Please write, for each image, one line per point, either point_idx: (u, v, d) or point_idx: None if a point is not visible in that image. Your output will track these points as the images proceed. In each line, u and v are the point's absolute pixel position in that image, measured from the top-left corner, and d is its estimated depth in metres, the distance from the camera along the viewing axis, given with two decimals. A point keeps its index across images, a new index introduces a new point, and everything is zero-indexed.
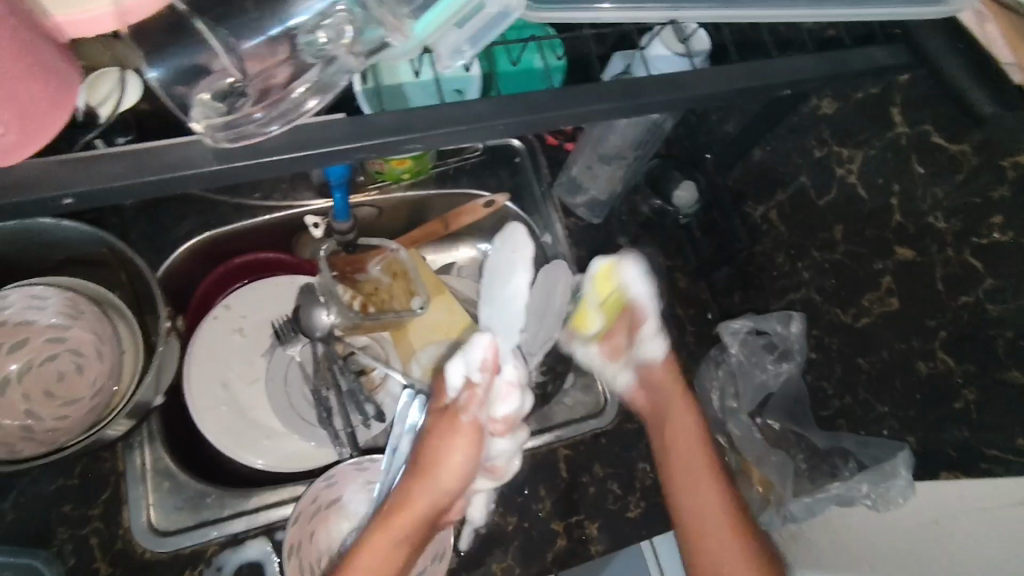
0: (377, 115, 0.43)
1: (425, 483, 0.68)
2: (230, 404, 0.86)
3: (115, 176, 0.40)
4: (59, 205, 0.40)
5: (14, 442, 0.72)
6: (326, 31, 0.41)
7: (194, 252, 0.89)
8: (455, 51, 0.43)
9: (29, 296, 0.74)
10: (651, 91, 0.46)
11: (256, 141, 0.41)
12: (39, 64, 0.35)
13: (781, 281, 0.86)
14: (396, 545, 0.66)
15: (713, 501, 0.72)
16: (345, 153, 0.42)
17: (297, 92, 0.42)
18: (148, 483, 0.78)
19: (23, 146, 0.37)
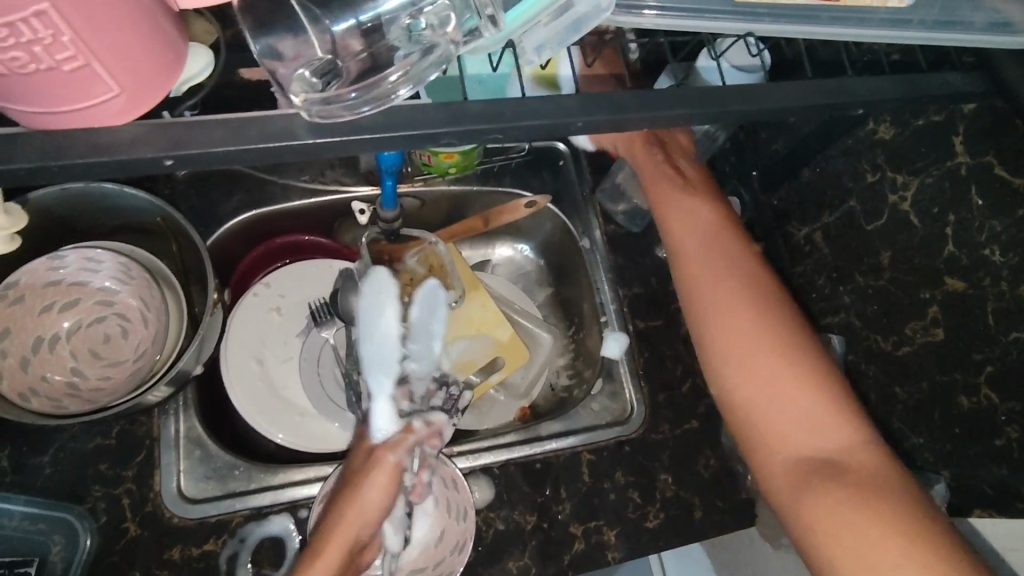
0: (462, 102, 0.43)
1: (353, 532, 0.60)
2: (263, 380, 0.87)
3: (214, 142, 0.39)
4: (161, 166, 0.39)
5: (60, 398, 0.74)
6: (428, 16, 0.41)
7: (239, 229, 0.91)
8: (540, 47, 0.47)
9: (85, 258, 0.76)
10: (730, 100, 0.46)
11: (350, 121, 0.41)
12: (157, 34, 0.37)
13: (821, 303, 0.85)
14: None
15: (814, 401, 0.65)
16: (421, 140, 0.42)
17: (393, 78, 0.41)
18: (179, 451, 0.80)
19: (129, 110, 0.38)
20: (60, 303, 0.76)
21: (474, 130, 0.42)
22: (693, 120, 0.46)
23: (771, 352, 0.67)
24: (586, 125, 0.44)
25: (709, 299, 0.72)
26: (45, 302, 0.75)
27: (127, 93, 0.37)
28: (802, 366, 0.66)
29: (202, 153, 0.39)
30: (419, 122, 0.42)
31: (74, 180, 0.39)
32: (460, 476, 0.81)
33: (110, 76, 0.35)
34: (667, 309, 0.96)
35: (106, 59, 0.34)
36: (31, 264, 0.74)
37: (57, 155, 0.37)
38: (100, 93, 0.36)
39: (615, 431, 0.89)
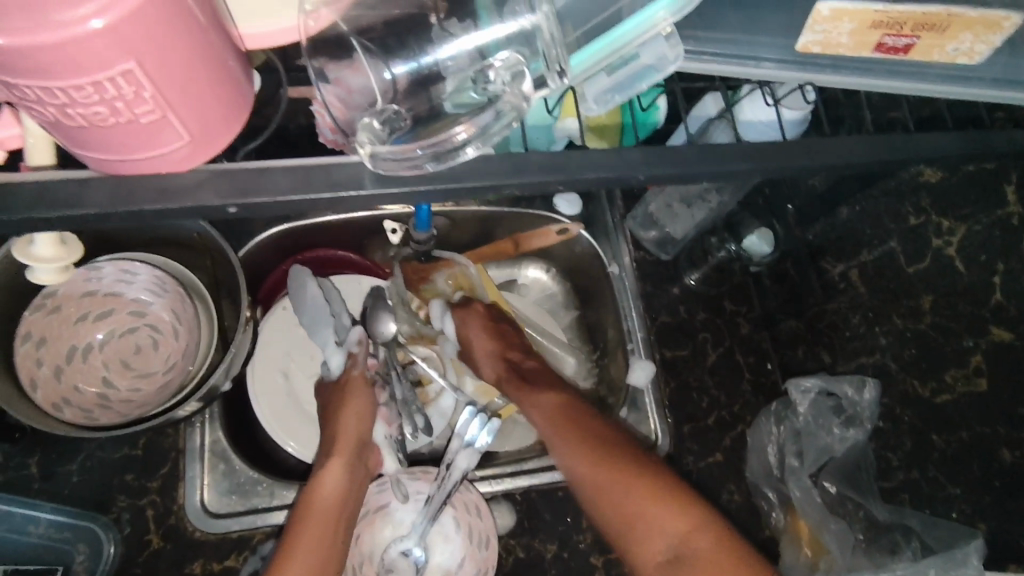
0: (524, 152, 0.43)
1: (353, 429, 0.79)
2: (290, 395, 0.87)
3: (283, 190, 0.40)
4: (224, 213, 0.41)
5: (92, 409, 0.74)
6: (498, 72, 0.40)
7: (270, 243, 0.91)
8: (600, 96, 0.47)
9: (122, 270, 0.77)
10: (788, 155, 0.46)
11: (410, 175, 0.41)
12: (229, 79, 0.37)
13: (853, 342, 0.84)
14: (327, 536, 0.70)
15: (672, 520, 0.67)
16: (482, 190, 0.42)
17: (459, 133, 0.40)
18: (204, 463, 0.80)
19: (197, 154, 0.38)
20: (95, 312, 0.76)
21: (534, 181, 0.42)
22: (749, 175, 0.46)
23: (581, 449, 0.74)
24: (647, 178, 0.44)
25: (560, 440, 0.76)
26: (81, 312, 0.75)
27: (195, 138, 0.37)
28: (619, 462, 0.72)
29: (265, 202, 0.40)
30: (478, 173, 0.42)
31: (134, 221, 0.40)
32: (484, 503, 0.81)
33: (181, 123, 0.35)
34: (695, 338, 0.94)
35: (179, 108, 0.35)
36: (70, 274, 0.75)
37: (123, 204, 0.39)
38: (171, 139, 0.36)
39: None
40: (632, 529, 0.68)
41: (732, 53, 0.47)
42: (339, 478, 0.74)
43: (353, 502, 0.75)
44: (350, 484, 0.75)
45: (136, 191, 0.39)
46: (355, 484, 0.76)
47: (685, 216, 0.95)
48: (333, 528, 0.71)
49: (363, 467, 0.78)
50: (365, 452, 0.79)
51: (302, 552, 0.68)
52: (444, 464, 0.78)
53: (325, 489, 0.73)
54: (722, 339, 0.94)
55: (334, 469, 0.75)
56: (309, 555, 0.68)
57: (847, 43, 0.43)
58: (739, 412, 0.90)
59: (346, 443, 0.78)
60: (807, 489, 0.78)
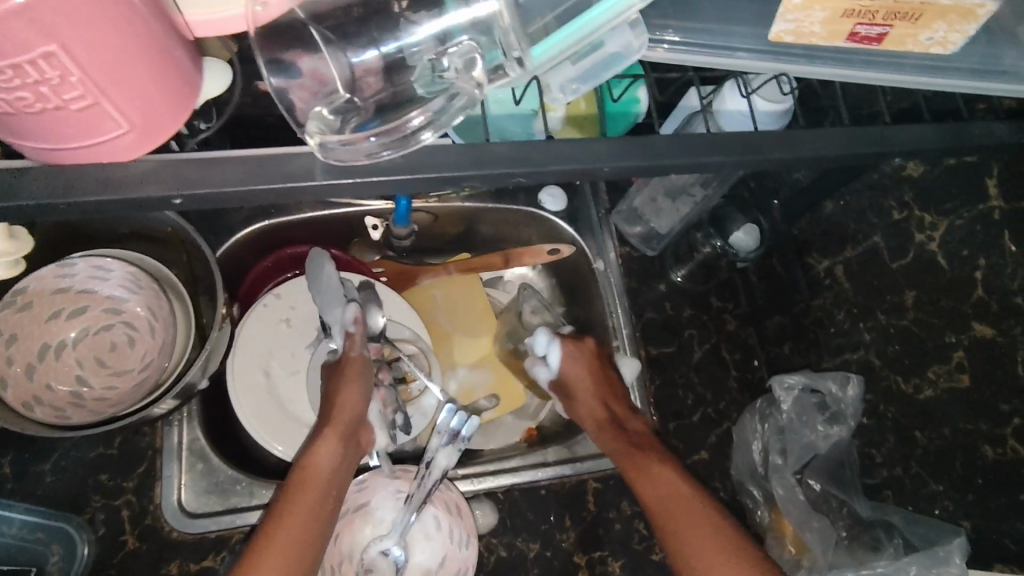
0: (489, 144, 0.42)
1: (350, 405, 0.74)
2: (268, 392, 0.86)
3: (235, 180, 0.39)
4: (168, 205, 0.39)
5: (64, 408, 0.73)
6: (452, 58, 0.39)
7: (248, 240, 0.89)
8: (566, 85, 0.46)
9: (93, 267, 0.76)
10: (762, 147, 0.45)
11: (363, 164, 0.40)
12: (173, 67, 0.36)
13: (839, 338, 0.83)
14: (315, 512, 0.65)
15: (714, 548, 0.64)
16: (444, 182, 0.41)
17: (414, 121, 0.40)
18: (182, 463, 0.79)
19: (140, 145, 0.37)
20: (68, 309, 0.75)
21: (502, 174, 0.41)
22: (720, 169, 0.45)
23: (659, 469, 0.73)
24: (617, 171, 0.43)
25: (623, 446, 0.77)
26: (53, 309, 0.74)
27: (138, 129, 0.36)
28: (673, 487, 0.70)
29: (213, 194, 0.39)
30: (441, 164, 0.41)
31: (88, 213, 0.39)
32: (464, 503, 0.80)
33: (121, 112, 0.35)
34: (680, 335, 0.94)
35: (116, 96, 0.34)
36: (40, 271, 0.74)
37: (70, 195, 0.38)
38: (111, 129, 0.35)
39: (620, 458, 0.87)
40: (684, 546, 0.66)
41: (705, 44, 0.46)
42: (336, 455, 0.70)
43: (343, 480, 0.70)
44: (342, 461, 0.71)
45: (91, 182, 0.38)
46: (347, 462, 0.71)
47: (670, 212, 0.94)
48: (323, 505, 0.67)
49: (355, 448, 0.74)
50: (358, 433, 0.75)
51: (291, 527, 0.63)
52: (424, 464, 0.78)
53: (319, 464, 0.69)
54: (708, 335, 0.94)
55: (330, 445, 0.71)
56: (299, 529, 0.63)
57: (820, 32, 0.42)
58: (724, 408, 0.91)
59: (342, 420, 0.73)
60: (791, 489, 0.77)
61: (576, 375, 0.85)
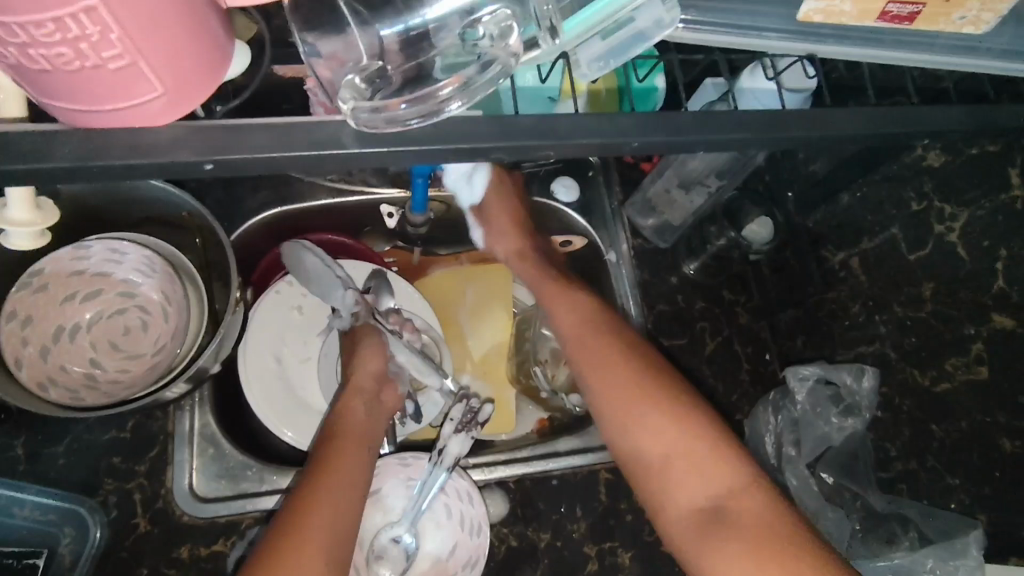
0: (515, 116, 0.42)
1: (369, 364, 0.77)
2: (280, 376, 0.86)
3: (260, 147, 0.40)
4: (200, 169, 0.40)
5: (78, 389, 0.73)
6: (487, 26, 0.40)
7: (264, 226, 0.90)
8: (593, 61, 0.46)
9: (111, 250, 0.75)
10: (789, 126, 0.44)
11: (399, 132, 0.41)
12: (206, 35, 0.36)
13: (853, 331, 0.83)
14: (353, 458, 0.69)
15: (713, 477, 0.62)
16: (475, 152, 0.42)
17: (446, 90, 0.40)
18: (193, 447, 0.79)
19: (171, 109, 0.38)
20: (83, 292, 0.75)
21: (530, 146, 0.42)
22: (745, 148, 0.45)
23: (637, 404, 0.66)
24: (643, 146, 0.43)
25: (591, 345, 0.72)
26: (69, 291, 0.74)
27: (170, 93, 0.36)
28: (675, 414, 0.65)
29: (242, 160, 0.40)
30: (467, 137, 0.41)
31: (116, 179, 0.40)
32: (476, 491, 0.79)
33: (156, 75, 0.35)
34: (693, 327, 0.93)
35: (153, 59, 0.34)
36: (56, 253, 0.74)
37: (97, 161, 0.38)
38: (145, 92, 0.35)
39: None
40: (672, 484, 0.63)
41: (732, 23, 0.46)
42: (360, 410, 0.74)
43: (377, 434, 0.74)
44: (373, 417, 0.75)
45: (119, 153, 0.39)
46: (376, 417, 0.75)
47: (683, 204, 0.92)
48: (363, 454, 0.71)
49: (381, 402, 0.77)
50: (382, 388, 0.77)
51: (335, 473, 0.67)
52: (437, 450, 0.78)
53: (353, 419, 0.73)
54: (720, 328, 0.93)
55: (354, 401, 0.75)
56: (343, 470, 0.67)
57: (851, 10, 0.42)
58: (736, 401, 0.90)
59: (364, 381, 0.76)
60: (805, 480, 0.75)
61: (504, 214, 0.86)
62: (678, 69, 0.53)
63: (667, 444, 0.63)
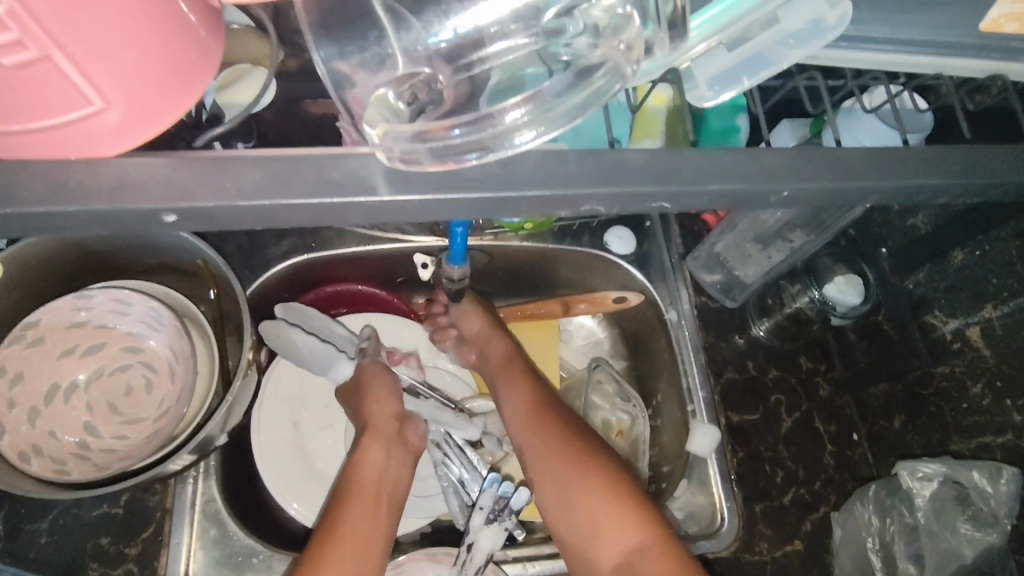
0: (615, 153, 0.37)
1: (386, 411, 0.71)
2: (297, 446, 0.76)
3: (252, 182, 0.34)
4: (169, 219, 0.34)
5: (65, 461, 0.63)
6: (592, 19, 0.35)
7: (287, 276, 0.81)
8: (714, 81, 0.43)
9: (113, 299, 0.67)
10: (888, 168, 0.39)
11: (440, 168, 0.34)
12: (169, 49, 0.33)
13: (974, 417, 0.71)
14: (371, 527, 0.62)
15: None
16: (555, 202, 0.36)
17: (513, 113, 0.34)
18: (194, 528, 0.69)
19: (129, 130, 0.34)
20: (82, 347, 0.67)
21: (631, 190, 0.36)
22: (856, 196, 0.39)
23: (587, 488, 0.64)
24: (797, 194, 0.38)
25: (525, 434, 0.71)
26: (67, 345, 0.66)
27: (116, 107, 0.32)
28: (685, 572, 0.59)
29: (213, 207, 0.34)
30: (523, 181, 0.35)
31: (86, 226, 0.34)
32: None
33: (90, 84, 0.31)
34: (766, 400, 0.81)
35: (88, 65, 0.30)
36: (54, 303, 0.66)
37: (79, 198, 0.33)
38: (80, 106, 0.31)
39: (703, 547, 0.73)
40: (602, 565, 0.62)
41: None
42: (376, 462, 0.67)
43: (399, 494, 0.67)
44: (393, 471, 0.68)
45: (111, 198, 0.33)
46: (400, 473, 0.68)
47: (759, 260, 0.82)
48: (377, 516, 0.64)
49: (404, 446, 0.71)
50: (403, 431, 0.71)
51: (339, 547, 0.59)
52: (465, 545, 0.68)
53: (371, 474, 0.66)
54: (797, 402, 0.81)
55: (372, 449, 0.68)
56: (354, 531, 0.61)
57: None
58: (819, 489, 0.77)
59: (379, 424, 0.70)
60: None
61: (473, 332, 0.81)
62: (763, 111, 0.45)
63: (601, 523, 0.62)
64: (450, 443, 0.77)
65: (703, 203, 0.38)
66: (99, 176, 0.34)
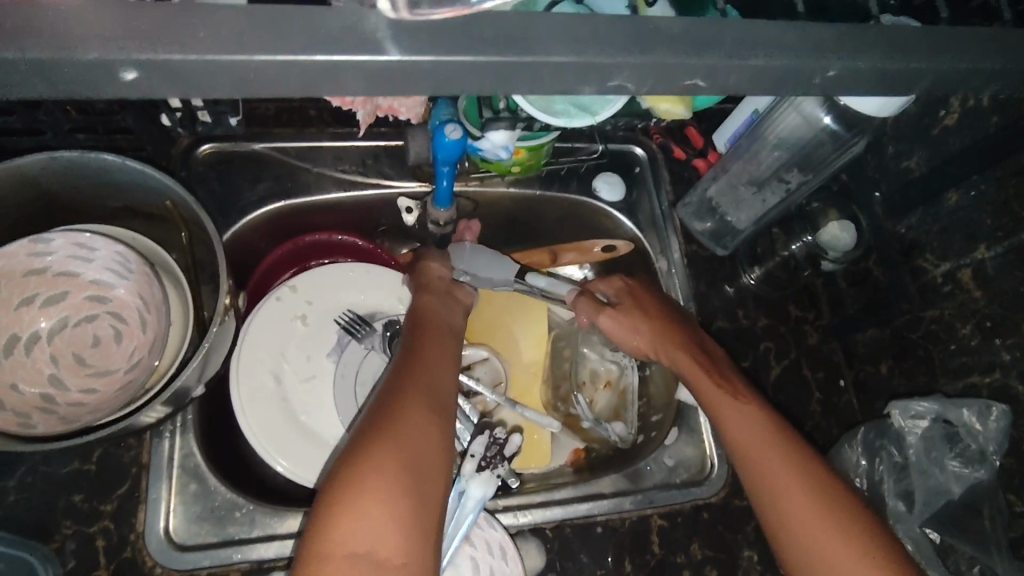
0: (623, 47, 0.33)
1: (439, 274, 0.72)
2: (279, 399, 0.73)
3: (228, 40, 0.30)
4: (117, 80, 0.30)
5: (29, 415, 0.59)
6: None
7: (261, 224, 0.78)
8: None
9: (75, 244, 0.62)
10: (925, 41, 0.37)
11: (450, 15, 0.32)
12: None
13: (962, 357, 0.71)
14: (445, 349, 0.65)
15: (851, 541, 0.54)
16: (575, 70, 0.33)
17: None
18: (172, 483, 0.66)
19: None
20: (43, 296, 0.62)
21: (661, 64, 0.33)
22: (897, 79, 0.37)
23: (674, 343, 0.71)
24: (833, 78, 0.36)
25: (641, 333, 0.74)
26: (26, 293, 0.62)
27: None
28: (772, 429, 0.62)
29: (179, 60, 0.30)
30: (535, 39, 0.32)
31: (25, 81, 0.30)
32: (511, 547, 0.67)
33: None
34: (756, 347, 0.80)
35: None
36: (10, 247, 0.60)
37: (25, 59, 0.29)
38: None
39: (694, 493, 0.74)
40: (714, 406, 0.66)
41: None
42: (443, 308, 0.69)
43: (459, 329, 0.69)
44: (453, 314, 0.70)
45: (43, 48, 0.29)
46: (454, 316, 0.70)
47: (752, 204, 0.81)
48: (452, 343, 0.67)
49: (457, 297, 0.72)
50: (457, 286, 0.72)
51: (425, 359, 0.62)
52: (456, 493, 0.66)
53: (437, 312, 0.69)
54: (786, 349, 0.81)
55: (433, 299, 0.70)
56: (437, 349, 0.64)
57: None
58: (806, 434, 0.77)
59: (434, 283, 0.71)
60: (920, 541, 0.66)
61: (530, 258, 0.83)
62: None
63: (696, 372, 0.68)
64: None
65: (737, 79, 0.36)
66: (45, 30, 0.29)
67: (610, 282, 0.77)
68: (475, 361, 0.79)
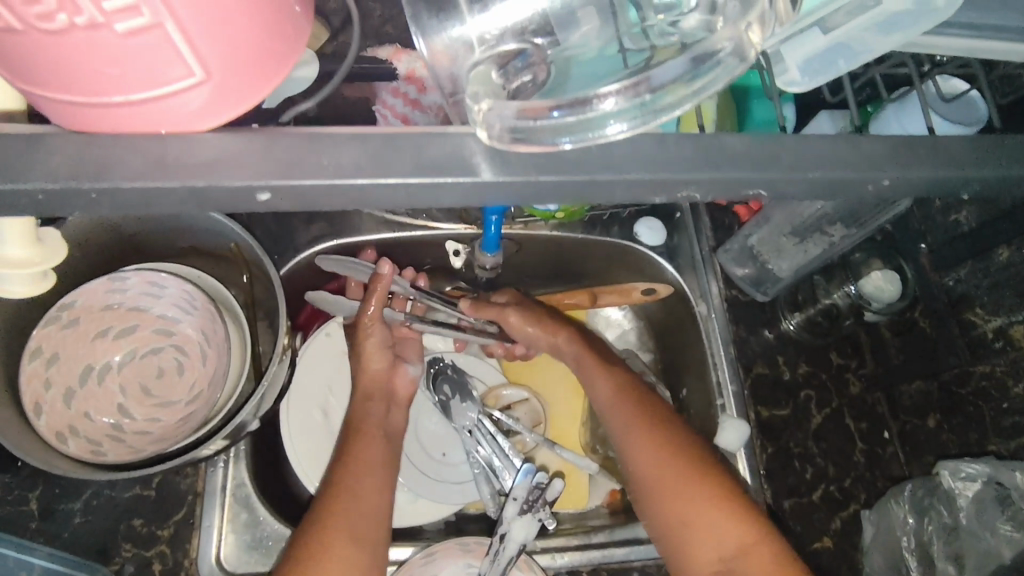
0: (682, 144, 0.36)
1: (374, 359, 0.72)
2: (326, 431, 0.76)
3: (343, 165, 0.34)
4: (255, 201, 0.34)
5: (100, 443, 0.63)
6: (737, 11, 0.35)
7: (313, 262, 0.81)
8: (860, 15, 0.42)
9: (147, 282, 0.68)
10: (984, 151, 0.38)
11: (537, 152, 0.34)
12: (287, 22, 0.33)
13: (1013, 417, 0.70)
14: (380, 463, 0.66)
15: None
16: (646, 187, 0.36)
17: (610, 100, 0.33)
18: (225, 510, 0.70)
19: (218, 105, 0.33)
20: (116, 329, 0.67)
21: (727, 180, 0.36)
22: (958, 185, 0.38)
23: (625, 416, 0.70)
24: (896, 183, 0.37)
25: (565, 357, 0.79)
26: (101, 326, 0.66)
27: (214, 79, 0.31)
28: (692, 527, 0.63)
29: (312, 187, 0.33)
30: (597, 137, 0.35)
31: (176, 203, 0.34)
32: None
33: (199, 55, 0.30)
34: (796, 396, 0.80)
35: (196, 32, 0.28)
36: (90, 285, 0.66)
37: (168, 174, 0.33)
38: (181, 77, 0.30)
39: None
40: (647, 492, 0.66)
41: None
42: (379, 410, 0.71)
43: (398, 428, 0.72)
44: (391, 416, 0.71)
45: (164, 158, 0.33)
46: (393, 413, 0.72)
47: (795, 254, 0.79)
48: (386, 451, 0.68)
49: (392, 383, 0.73)
50: (394, 372, 0.74)
51: (355, 482, 0.64)
52: (498, 536, 0.68)
53: (374, 414, 0.70)
54: (827, 398, 0.80)
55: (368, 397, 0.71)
56: (369, 463, 0.65)
57: None
58: (849, 487, 0.77)
59: (372, 375, 0.72)
60: None
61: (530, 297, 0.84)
62: (847, 84, 0.44)
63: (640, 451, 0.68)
64: (482, 429, 0.77)
65: (796, 191, 0.37)
66: (182, 155, 0.33)
67: (505, 291, 0.80)
68: (514, 401, 0.81)
